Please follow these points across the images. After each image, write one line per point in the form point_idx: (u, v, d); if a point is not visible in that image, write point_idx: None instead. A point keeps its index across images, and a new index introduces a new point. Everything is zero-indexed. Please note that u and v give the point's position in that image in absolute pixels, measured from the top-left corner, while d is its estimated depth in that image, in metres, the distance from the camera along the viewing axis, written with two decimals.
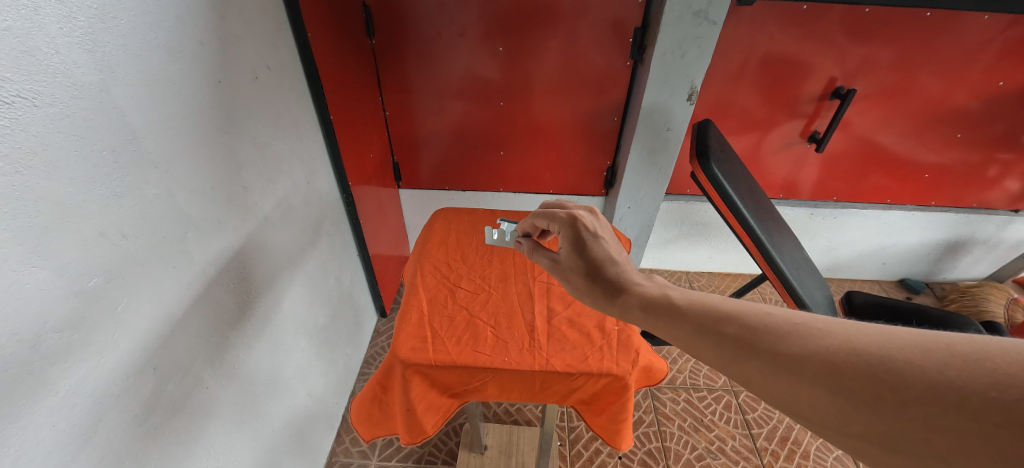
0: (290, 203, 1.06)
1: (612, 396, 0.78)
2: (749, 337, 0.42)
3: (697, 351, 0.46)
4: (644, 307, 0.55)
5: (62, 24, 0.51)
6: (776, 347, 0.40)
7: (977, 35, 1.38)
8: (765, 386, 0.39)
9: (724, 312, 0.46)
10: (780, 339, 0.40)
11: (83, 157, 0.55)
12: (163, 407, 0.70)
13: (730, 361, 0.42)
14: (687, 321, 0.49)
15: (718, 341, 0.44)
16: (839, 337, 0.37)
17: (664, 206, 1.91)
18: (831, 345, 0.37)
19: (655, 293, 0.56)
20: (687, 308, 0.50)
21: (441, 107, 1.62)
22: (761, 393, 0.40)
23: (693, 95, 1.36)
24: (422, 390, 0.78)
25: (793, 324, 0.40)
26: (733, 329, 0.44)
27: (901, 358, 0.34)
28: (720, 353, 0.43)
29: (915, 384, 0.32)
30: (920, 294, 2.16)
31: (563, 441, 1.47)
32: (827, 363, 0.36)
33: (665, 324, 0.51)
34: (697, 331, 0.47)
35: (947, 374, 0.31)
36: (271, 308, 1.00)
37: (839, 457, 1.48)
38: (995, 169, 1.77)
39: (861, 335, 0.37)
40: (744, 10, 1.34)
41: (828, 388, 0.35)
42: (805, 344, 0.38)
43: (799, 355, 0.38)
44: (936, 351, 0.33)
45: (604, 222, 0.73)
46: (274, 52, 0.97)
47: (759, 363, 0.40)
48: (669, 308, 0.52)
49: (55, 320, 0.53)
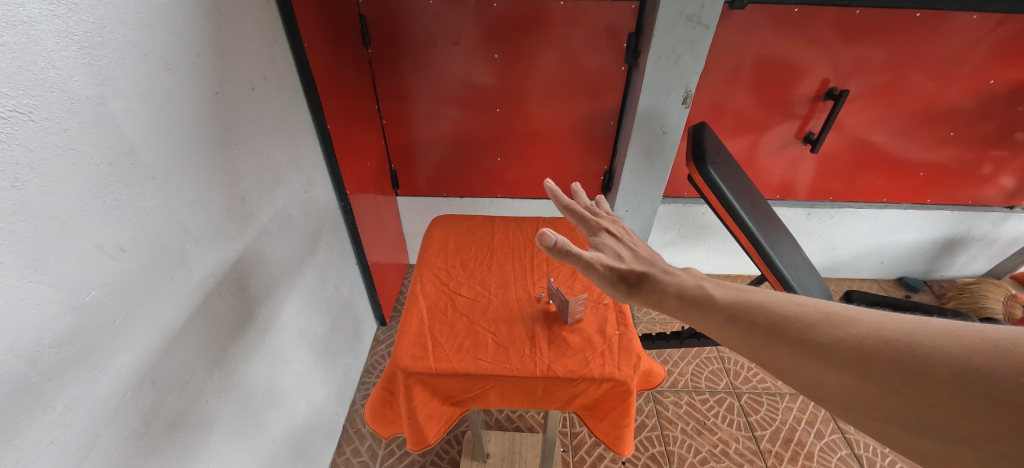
0: (287, 212, 1.06)
1: (614, 401, 0.78)
2: (780, 326, 0.47)
3: (732, 340, 0.51)
4: (679, 297, 0.60)
5: (58, 39, 0.52)
6: (805, 335, 0.44)
7: (965, 35, 1.40)
8: (795, 372, 0.44)
9: (756, 304, 0.51)
10: (809, 329, 0.44)
11: (80, 171, 0.55)
12: (162, 422, 0.70)
13: (763, 349, 0.47)
14: (721, 310, 0.54)
15: (750, 330, 0.49)
16: (870, 325, 0.41)
17: (662, 209, 1.91)
18: (859, 333, 0.41)
19: (690, 284, 0.61)
20: (721, 299, 0.55)
21: (438, 114, 1.63)
22: (791, 380, 0.45)
23: (688, 98, 1.37)
24: (424, 398, 0.77)
25: (825, 313, 0.45)
26: (764, 318, 0.49)
27: (928, 344, 0.37)
28: (752, 342, 0.48)
29: (939, 369, 0.35)
30: (917, 292, 2.17)
31: (566, 447, 1.46)
32: (854, 350, 0.40)
33: (700, 314, 0.56)
34: (730, 319, 0.52)
35: (975, 359, 0.34)
36: (269, 320, 0.99)
37: (843, 457, 1.47)
38: (989, 166, 1.78)
39: (891, 324, 0.40)
40: (736, 14, 1.36)
41: (856, 374, 0.39)
42: (834, 332, 0.43)
43: (828, 343, 0.42)
44: (967, 337, 0.35)
45: (627, 229, 0.81)
46: (270, 63, 0.97)
47: (789, 351, 0.44)
48: (704, 298, 0.57)
49: (51, 335, 0.53)
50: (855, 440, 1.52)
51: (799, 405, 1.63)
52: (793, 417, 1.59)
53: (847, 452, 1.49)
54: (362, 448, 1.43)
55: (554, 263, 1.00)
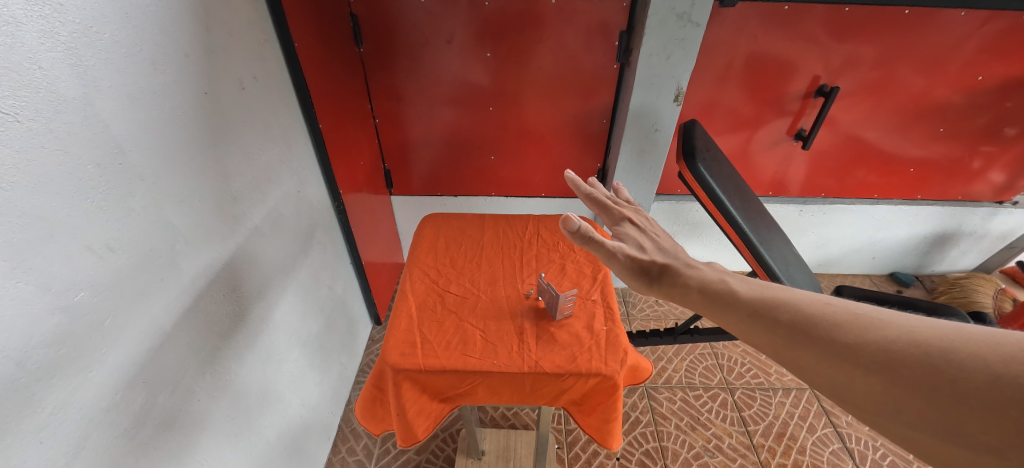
0: (279, 212, 1.06)
1: (601, 395, 0.79)
2: (805, 325, 0.46)
3: (752, 336, 0.51)
4: (700, 291, 0.61)
5: (44, 40, 0.52)
6: (831, 334, 0.44)
7: (954, 32, 1.41)
8: (817, 371, 0.44)
9: (780, 300, 0.51)
10: (835, 328, 0.44)
11: (67, 172, 0.55)
12: (154, 422, 0.70)
13: (784, 347, 0.47)
14: (742, 305, 0.54)
15: (772, 326, 0.49)
16: (899, 327, 0.41)
17: (656, 206, 1.92)
18: (890, 334, 0.41)
19: (711, 278, 0.61)
20: (743, 294, 0.55)
21: (431, 113, 1.63)
22: (810, 378, 0.45)
23: (680, 96, 1.38)
24: (414, 395, 0.78)
25: (852, 313, 0.45)
26: (787, 315, 0.49)
27: (962, 350, 0.37)
28: (773, 339, 0.48)
29: (974, 377, 0.35)
30: (909, 287, 2.19)
31: (561, 444, 1.47)
32: (884, 353, 0.40)
33: (722, 308, 0.56)
34: (752, 315, 0.52)
35: (1011, 369, 0.34)
36: (261, 319, 0.99)
37: (835, 451, 1.49)
38: (978, 162, 1.80)
39: (921, 327, 0.40)
40: (727, 12, 1.36)
41: (884, 376, 0.39)
42: (862, 333, 0.42)
43: (856, 344, 0.42)
44: (1002, 345, 0.36)
45: (650, 219, 0.83)
46: (261, 63, 0.97)
47: (813, 350, 0.44)
48: (725, 292, 0.57)
49: (40, 336, 0.53)
50: (848, 434, 1.54)
51: (792, 400, 1.64)
52: (786, 412, 1.60)
53: (839, 446, 1.50)
54: (358, 447, 1.44)
55: (543, 260, 1.01)
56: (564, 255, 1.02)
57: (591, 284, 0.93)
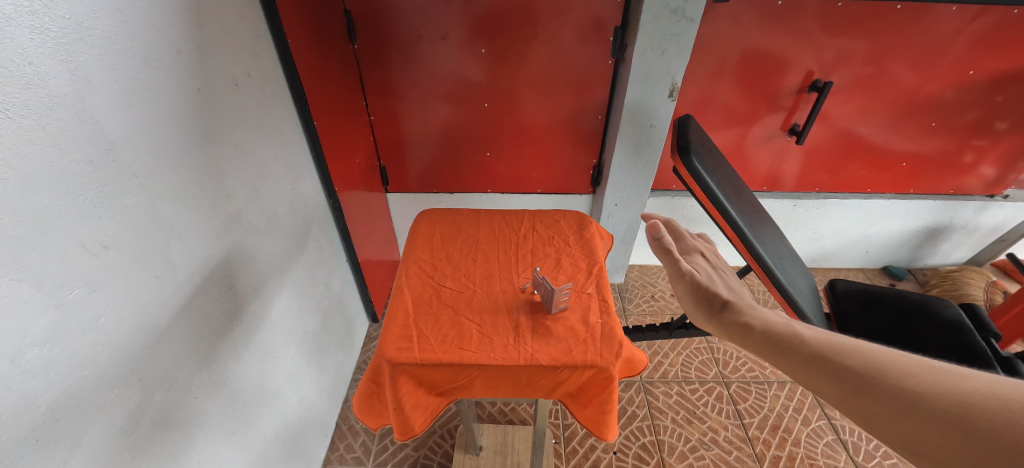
0: (274, 209, 1.05)
1: (597, 387, 0.79)
2: (872, 373, 0.44)
3: (811, 383, 0.49)
4: (761, 332, 0.59)
5: (33, 35, 0.51)
6: (902, 383, 0.42)
7: (945, 26, 1.42)
8: (883, 420, 0.41)
9: (845, 348, 0.49)
10: (905, 377, 0.42)
11: (59, 168, 0.54)
12: (150, 419, 0.70)
13: (846, 392, 0.45)
14: (803, 349, 0.52)
15: (834, 371, 0.47)
16: (979, 382, 0.39)
17: (651, 202, 1.93)
18: (968, 387, 0.39)
19: (775, 321, 0.60)
20: (807, 338, 0.53)
21: (427, 110, 1.62)
22: (876, 430, 0.42)
23: (674, 91, 1.39)
24: (410, 389, 0.78)
25: (926, 365, 0.42)
26: (853, 361, 0.46)
27: None
28: (834, 384, 0.46)
29: None
30: (902, 280, 2.21)
31: (558, 438, 1.48)
32: (959, 404, 0.38)
33: (781, 352, 0.54)
34: (813, 360, 0.50)
35: None
36: (258, 317, 0.99)
37: (829, 442, 1.50)
38: (970, 156, 1.81)
39: (1006, 384, 0.38)
40: (722, 7, 1.37)
41: (959, 429, 0.37)
42: (933, 385, 0.40)
43: (927, 395, 0.40)
44: None
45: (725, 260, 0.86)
46: (254, 59, 0.96)
47: (879, 397, 0.42)
48: (786, 335, 0.56)
49: (33, 333, 0.53)
50: (842, 425, 1.55)
51: (787, 392, 1.66)
52: (781, 404, 1.61)
53: (833, 437, 1.52)
54: (356, 444, 1.44)
55: (538, 254, 1.01)
56: (559, 249, 1.03)
57: (586, 278, 0.94)
